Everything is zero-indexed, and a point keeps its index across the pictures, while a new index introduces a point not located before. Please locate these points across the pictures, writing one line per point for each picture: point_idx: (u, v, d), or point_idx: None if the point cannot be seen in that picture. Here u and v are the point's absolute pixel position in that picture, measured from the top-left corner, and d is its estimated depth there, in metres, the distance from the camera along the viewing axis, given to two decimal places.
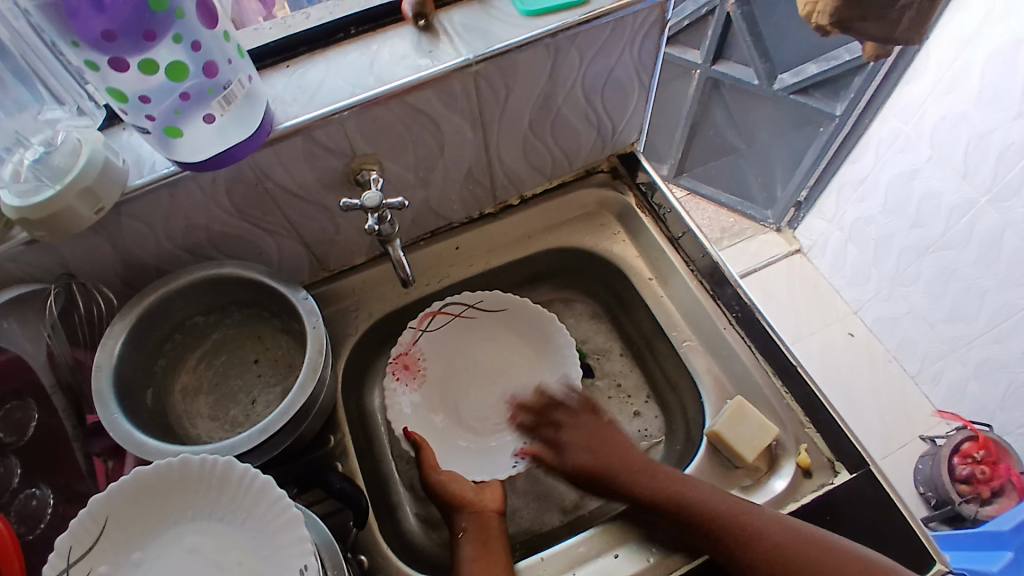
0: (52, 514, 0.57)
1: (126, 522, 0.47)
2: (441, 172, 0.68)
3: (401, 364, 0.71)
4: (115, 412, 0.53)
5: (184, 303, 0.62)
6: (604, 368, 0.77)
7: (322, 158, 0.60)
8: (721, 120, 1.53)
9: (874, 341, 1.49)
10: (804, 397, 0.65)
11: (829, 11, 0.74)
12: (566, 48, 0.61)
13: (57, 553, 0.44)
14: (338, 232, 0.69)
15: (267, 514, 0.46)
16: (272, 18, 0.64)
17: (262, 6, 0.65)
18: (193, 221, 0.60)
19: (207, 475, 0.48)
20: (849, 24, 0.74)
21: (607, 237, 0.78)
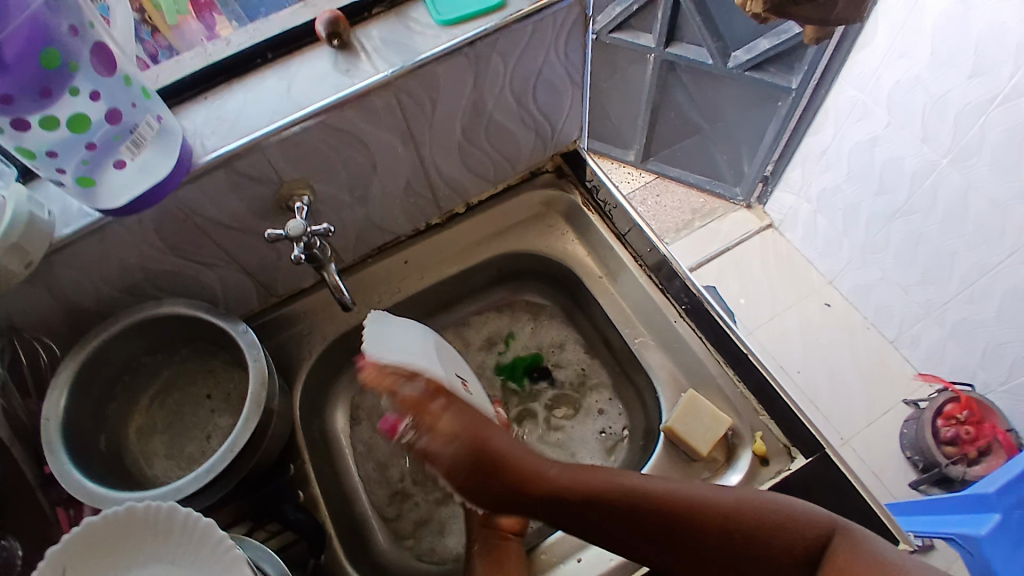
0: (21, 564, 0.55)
1: None
2: (377, 188, 0.68)
3: None
4: (64, 462, 0.52)
5: (130, 346, 0.62)
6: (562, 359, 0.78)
7: (249, 188, 0.59)
8: (681, 101, 1.52)
9: (851, 310, 1.49)
10: (757, 383, 0.64)
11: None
12: (486, 54, 0.61)
13: None
14: (280, 259, 0.68)
15: (211, 555, 0.46)
16: (218, 38, 0.62)
17: (204, 27, 0.63)
18: (126, 263, 0.59)
19: (150, 522, 0.47)
20: (785, 9, 0.73)
21: (557, 238, 0.78)
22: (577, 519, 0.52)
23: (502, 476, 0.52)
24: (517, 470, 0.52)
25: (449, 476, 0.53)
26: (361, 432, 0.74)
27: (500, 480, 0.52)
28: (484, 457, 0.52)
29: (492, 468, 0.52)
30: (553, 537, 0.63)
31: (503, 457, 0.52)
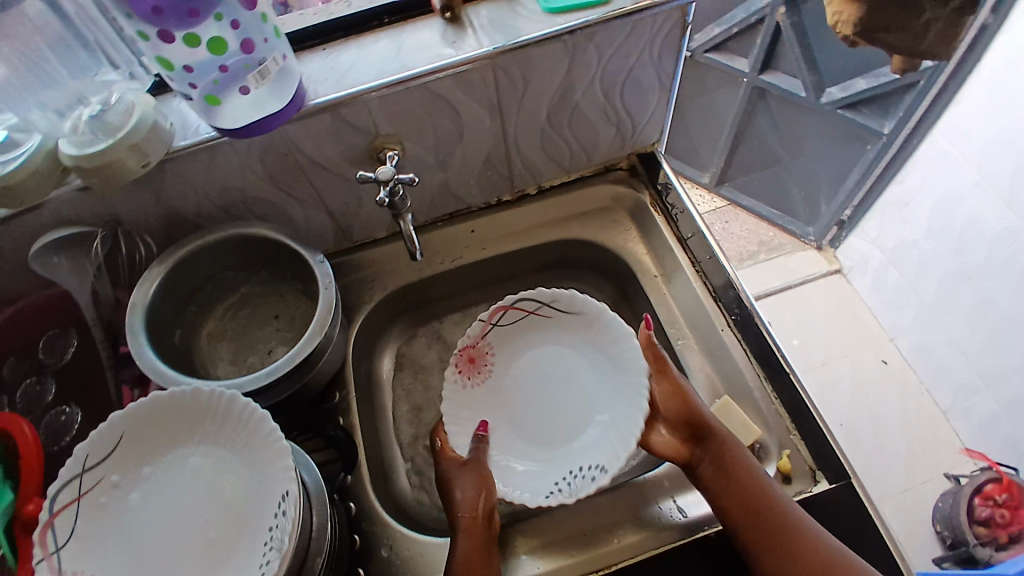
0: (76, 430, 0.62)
1: (137, 442, 0.52)
2: (460, 156, 0.72)
3: (466, 357, 0.67)
4: (142, 343, 0.59)
5: (217, 258, 0.68)
6: None
7: (348, 134, 0.64)
8: (766, 129, 1.51)
9: (909, 370, 1.44)
10: (793, 403, 0.65)
11: (854, 20, 0.75)
12: (583, 44, 0.64)
13: (75, 457, 0.50)
14: (361, 206, 0.73)
15: (259, 445, 0.50)
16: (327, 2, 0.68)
17: None
18: (228, 183, 0.65)
19: (211, 405, 0.52)
20: (872, 34, 0.76)
21: (620, 234, 0.80)
22: (732, 501, 0.57)
23: (706, 439, 0.60)
24: (719, 444, 0.60)
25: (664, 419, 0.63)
26: (404, 379, 0.79)
27: (705, 444, 0.61)
28: (698, 420, 0.61)
29: (697, 433, 0.61)
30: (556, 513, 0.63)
31: (709, 424, 0.61)
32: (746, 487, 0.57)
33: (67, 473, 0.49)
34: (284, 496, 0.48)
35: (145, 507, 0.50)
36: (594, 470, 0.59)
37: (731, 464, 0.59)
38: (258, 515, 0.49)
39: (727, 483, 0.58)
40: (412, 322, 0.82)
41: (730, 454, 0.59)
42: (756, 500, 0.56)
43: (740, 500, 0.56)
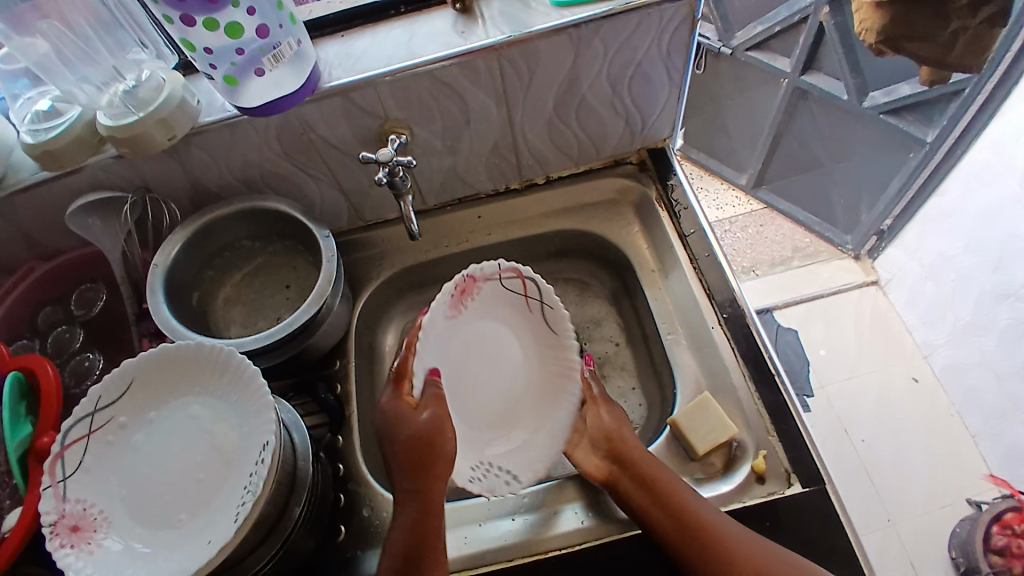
0: (97, 373, 0.69)
1: (143, 388, 0.57)
2: (467, 142, 0.74)
3: (463, 288, 0.61)
4: (160, 301, 0.65)
5: (236, 228, 0.73)
6: (597, 335, 0.81)
7: (359, 118, 0.68)
8: (807, 132, 1.47)
9: (940, 390, 1.38)
10: (775, 404, 0.65)
11: None
12: (589, 37, 0.65)
13: (88, 398, 0.55)
14: (372, 187, 0.77)
15: (249, 398, 0.55)
16: None
17: None
18: (248, 159, 0.70)
19: (210, 360, 0.57)
20: None
21: (623, 227, 0.81)
22: (662, 520, 0.57)
23: (625, 465, 0.63)
24: (641, 466, 0.62)
25: (590, 447, 0.66)
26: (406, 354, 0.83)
27: (626, 468, 0.62)
28: (618, 445, 0.64)
29: (618, 459, 0.63)
30: (534, 489, 0.65)
31: (631, 449, 0.63)
32: (672, 505, 0.58)
33: (81, 411, 0.55)
34: (264, 445, 0.52)
35: (150, 443, 0.55)
36: (508, 476, 0.64)
37: (651, 484, 0.60)
38: (244, 458, 0.53)
39: (654, 503, 0.59)
40: (418, 300, 0.86)
41: (649, 475, 0.61)
42: (677, 516, 0.57)
43: (661, 517, 0.57)
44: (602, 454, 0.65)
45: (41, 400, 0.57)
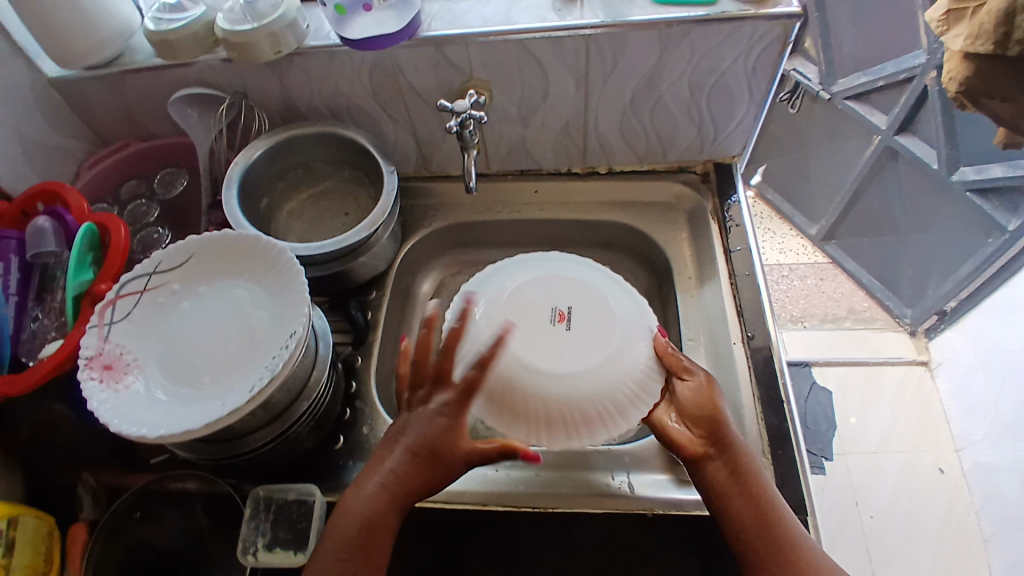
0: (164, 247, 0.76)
1: (199, 264, 0.63)
2: (540, 117, 0.77)
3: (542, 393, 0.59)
4: (233, 195, 0.71)
5: (314, 149, 0.79)
6: None
7: (445, 70, 0.72)
8: (889, 193, 1.42)
9: (965, 488, 1.32)
10: (777, 430, 0.65)
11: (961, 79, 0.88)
12: (678, 38, 0.67)
13: (152, 260, 0.62)
14: (443, 139, 0.81)
15: (288, 292, 0.60)
16: None
17: None
18: (338, 88, 0.75)
19: (263, 253, 0.62)
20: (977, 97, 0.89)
21: (672, 232, 0.82)
22: (742, 511, 0.54)
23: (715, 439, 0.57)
24: (738, 455, 0.56)
25: (683, 414, 0.59)
26: (437, 304, 0.87)
27: (723, 449, 0.57)
28: (720, 424, 0.57)
29: (713, 438, 0.57)
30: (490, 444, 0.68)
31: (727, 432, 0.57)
32: (757, 499, 0.55)
33: (141, 270, 0.62)
34: (291, 334, 0.56)
35: (192, 314, 0.60)
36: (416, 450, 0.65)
37: (740, 473, 0.56)
38: (269, 345, 0.57)
39: (739, 494, 0.55)
40: (461, 257, 0.89)
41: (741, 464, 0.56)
42: (755, 515, 0.54)
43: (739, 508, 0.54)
44: (696, 427, 0.58)
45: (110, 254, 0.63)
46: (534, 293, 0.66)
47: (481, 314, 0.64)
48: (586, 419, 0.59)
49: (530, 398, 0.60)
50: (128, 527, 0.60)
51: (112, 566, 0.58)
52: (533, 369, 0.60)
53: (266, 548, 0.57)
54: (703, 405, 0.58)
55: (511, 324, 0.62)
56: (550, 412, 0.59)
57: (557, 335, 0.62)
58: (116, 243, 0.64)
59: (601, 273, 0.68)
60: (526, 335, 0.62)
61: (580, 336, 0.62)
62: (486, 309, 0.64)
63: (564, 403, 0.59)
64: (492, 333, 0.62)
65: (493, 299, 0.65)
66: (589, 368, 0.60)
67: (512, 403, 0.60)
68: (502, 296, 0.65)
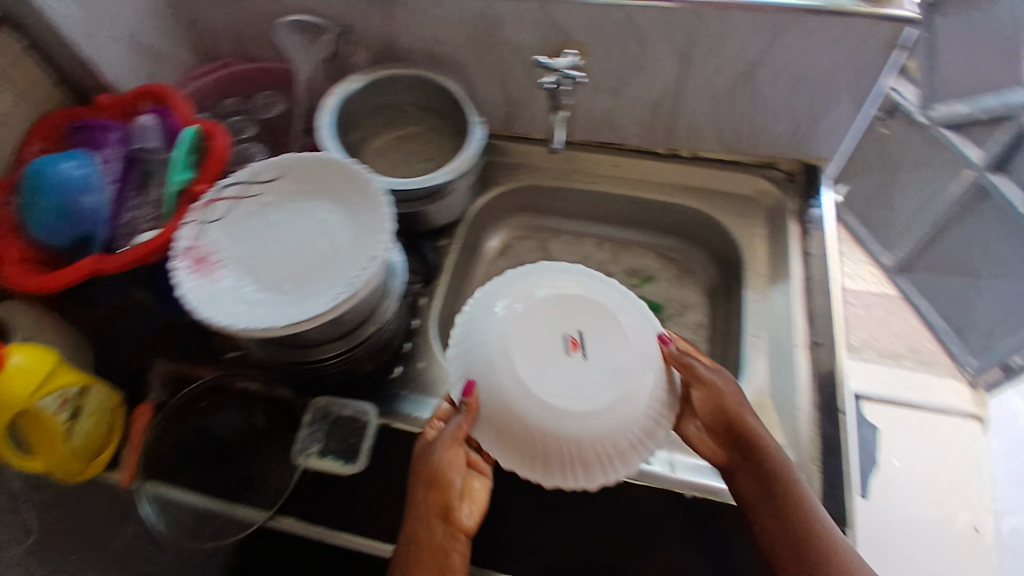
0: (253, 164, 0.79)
1: (292, 180, 0.66)
2: (632, 91, 0.77)
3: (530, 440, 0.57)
4: (327, 122, 0.73)
5: (406, 93, 0.80)
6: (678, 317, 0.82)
7: (546, 31, 0.72)
8: (973, 234, 1.36)
9: (1001, 551, 1.26)
10: (828, 438, 0.64)
11: None
12: (787, 27, 0.65)
13: (249, 170, 0.65)
14: (531, 102, 0.81)
15: (374, 218, 0.62)
16: None
17: None
18: (437, 36, 0.76)
19: (354, 178, 0.64)
20: None
21: (748, 227, 0.80)
22: (772, 524, 0.53)
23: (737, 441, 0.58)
24: (758, 461, 0.56)
25: (702, 421, 0.60)
26: (499, 263, 0.88)
27: (745, 454, 0.57)
28: (740, 430, 0.57)
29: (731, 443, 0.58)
30: None
31: (747, 438, 0.57)
32: (789, 511, 0.53)
33: (239, 178, 0.65)
34: (373, 256, 0.58)
35: (280, 226, 0.63)
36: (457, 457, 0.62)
37: (764, 478, 0.55)
38: (350, 263, 0.59)
39: (767, 504, 0.54)
40: (529, 221, 0.90)
41: (764, 465, 0.55)
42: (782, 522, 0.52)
43: (765, 519, 0.54)
44: (714, 435, 0.60)
45: (211, 162, 0.66)
46: (539, 323, 0.57)
47: (483, 365, 0.56)
48: (611, 453, 0.54)
49: (560, 444, 0.53)
50: (192, 410, 0.67)
51: (172, 444, 0.65)
52: (553, 418, 0.53)
53: (318, 455, 0.62)
54: (714, 408, 0.59)
55: (523, 370, 0.54)
56: (583, 457, 0.53)
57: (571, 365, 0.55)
58: (217, 152, 0.67)
59: (603, 283, 0.61)
60: (541, 377, 0.54)
61: (596, 363, 0.55)
62: (494, 359, 0.55)
63: (594, 445, 0.53)
64: (503, 387, 0.54)
65: (498, 340, 0.56)
66: (609, 402, 0.54)
67: (543, 456, 0.54)
68: (502, 334, 0.56)
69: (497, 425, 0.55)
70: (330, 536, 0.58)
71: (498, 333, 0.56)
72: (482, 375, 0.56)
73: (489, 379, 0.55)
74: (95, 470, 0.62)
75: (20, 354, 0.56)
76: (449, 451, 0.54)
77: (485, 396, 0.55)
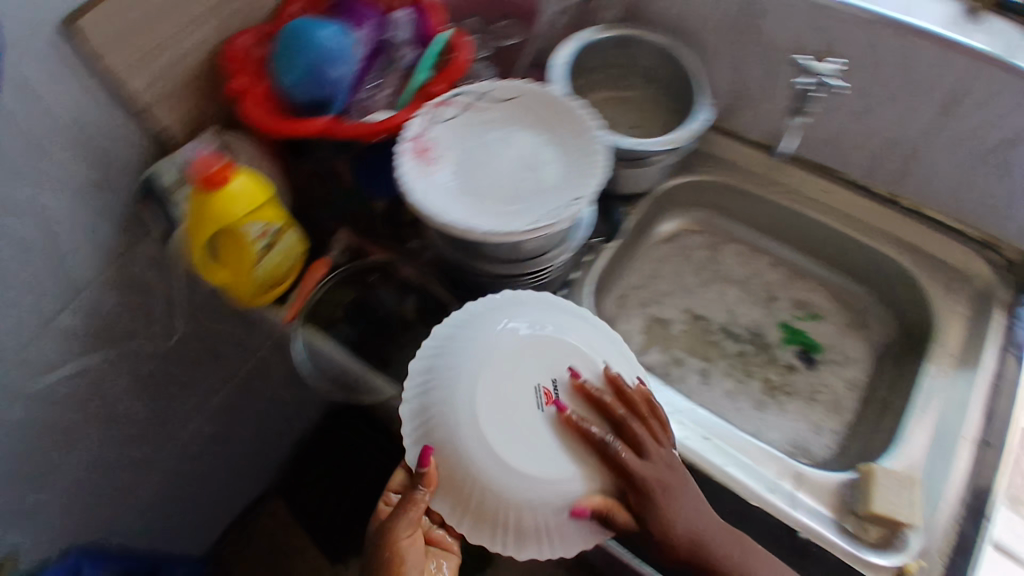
0: None
1: (518, 107, 0.67)
2: (875, 117, 0.72)
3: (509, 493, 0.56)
4: (564, 60, 0.73)
5: (646, 60, 0.79)
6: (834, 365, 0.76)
7: (808, 31, 0.70)
8: None
9: None
10: (965, 543, 0.57)
11: None
12: None
13: (482, 86, 0.67)
14: (759, 100, 0.78)
15: (585, 165, 0.61)
16: None
17: None
18: (693, 8, 0.75)
19: (578, 123, 0.64)
20: None
21: (951, 300, 0.72)
22: None
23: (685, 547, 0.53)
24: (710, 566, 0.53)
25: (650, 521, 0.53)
26: (664, 250, 0.85)
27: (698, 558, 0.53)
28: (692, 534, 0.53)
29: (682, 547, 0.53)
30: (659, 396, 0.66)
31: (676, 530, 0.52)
32: None
33: (472, 90, 0.66)
34: (578, 200, 0.58)
35: (494, 146, 0.65)
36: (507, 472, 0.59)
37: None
38: (551, 200, 0.60)
39: None
40: (708, 220, 0.86)
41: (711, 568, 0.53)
42: None
43: None
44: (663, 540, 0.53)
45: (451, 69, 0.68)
46: (506, 377, 0.54)
47: (444, 430, 0.52)
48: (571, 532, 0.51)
49: (524, 514, 0.51)
50: (364, 281, 0.72)
51: (343, 301, 0.71)
52: (514, 478, 0.51)
53: None
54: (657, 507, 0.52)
55: (484, 441, 0.51)
56: (550, 529, 0.51)
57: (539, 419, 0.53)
58: (458, 61, 0.69)
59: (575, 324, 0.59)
60: (509, 447, 0.51)
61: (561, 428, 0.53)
62: (462, 429, 0.52)
63: (550, 522, 0.51)
64: (474, 452, 0.51)
65: (462, 399, 0.53)
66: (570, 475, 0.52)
67: (512, 525, 0.51)
68: (467, 395, 0.53)
69: (455, 493, 0.52)
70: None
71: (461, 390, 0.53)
72: (442, 443, 0.52)
73: (449, 450, 0.52)
74: (270, 306, 0.69)
75: (242, 179, 0.61)
76: (399, 542, 0.55)
77: (443, 469, 0.52)
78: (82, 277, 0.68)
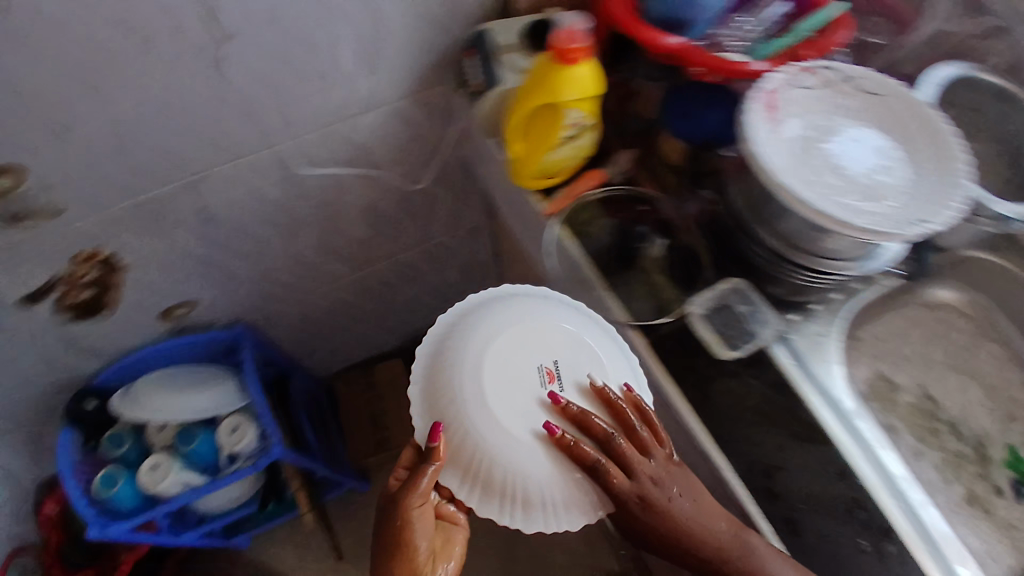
0: None
1: (882, 105, 0.63)
2: None
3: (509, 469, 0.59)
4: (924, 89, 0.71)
5: (1018, 126, 0.72)
6: None
7: None
8: None
9: None
10: None
11: None
12: None
13: (852, 70, 0.65)
14: None
15: (940, 188, 0.57)
16: None
17: None
18: None
19: (944, 145, 0.60)
20: None
21: None
22: None
23: (671, 539, 0.54)
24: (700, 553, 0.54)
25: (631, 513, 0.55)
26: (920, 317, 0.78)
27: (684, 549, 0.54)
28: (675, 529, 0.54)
29: (669, 535, 0.54)
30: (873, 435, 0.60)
31: (655, 521, 0.54)
32: None
33: (842, 73, 0.65)
34: (934, 221, 0.54)
35: (844, 130, 0.61)
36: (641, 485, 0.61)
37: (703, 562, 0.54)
38: (896, 204, 0.55)
39: None
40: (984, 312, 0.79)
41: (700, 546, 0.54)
42: None
43: None
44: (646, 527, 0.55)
45: (815, 45, 0.66)
46: (502, 364, 0.59)
47: (450, 408, 0.58)
48: (560, 503, 0.56)
49: (517, 490, 0.55)
50: (631, 207, 0.73)
51: (605, 217, 0.72)
52: (510, 449, 0.55)
53: (699, 313, 0.64)
54: (637, 494, 0.54)
55: (481, 420, 0.56)
56: (541, 505, 0.55)
57: (535, 400, 0.58)
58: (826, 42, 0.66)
59: (584, 316, 0.64)
60: (501, 431, 0.56)
61: (555, 407, 0.57)
62: (468, 413, 0.57)
63: (534, 490, 0.55)
64: (474, 425, 0.56)
65: (472, 383, 0.58)
66: (556, 453, 0.56)
67: (518, 499, 0.56)
68: (465, 380, 0.58)
69: (461, 463, 0.57)
70: (660, 372, 0.62)
71: (473, 372, 0.58)
72: (449, 420, 0.58)
73: (455, 425, 0.57)
74: (538, 189, 0.72)
75: (588, 68, 0.62)
76: (410, 514, 0.58)
77: (453, 443, 0.57)
78: (395, 91, 0.77)
